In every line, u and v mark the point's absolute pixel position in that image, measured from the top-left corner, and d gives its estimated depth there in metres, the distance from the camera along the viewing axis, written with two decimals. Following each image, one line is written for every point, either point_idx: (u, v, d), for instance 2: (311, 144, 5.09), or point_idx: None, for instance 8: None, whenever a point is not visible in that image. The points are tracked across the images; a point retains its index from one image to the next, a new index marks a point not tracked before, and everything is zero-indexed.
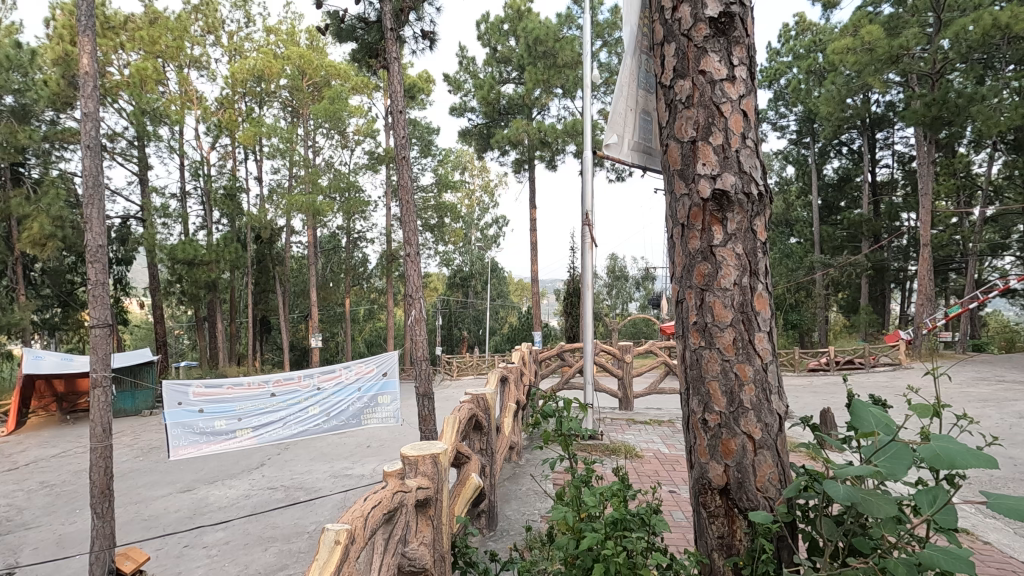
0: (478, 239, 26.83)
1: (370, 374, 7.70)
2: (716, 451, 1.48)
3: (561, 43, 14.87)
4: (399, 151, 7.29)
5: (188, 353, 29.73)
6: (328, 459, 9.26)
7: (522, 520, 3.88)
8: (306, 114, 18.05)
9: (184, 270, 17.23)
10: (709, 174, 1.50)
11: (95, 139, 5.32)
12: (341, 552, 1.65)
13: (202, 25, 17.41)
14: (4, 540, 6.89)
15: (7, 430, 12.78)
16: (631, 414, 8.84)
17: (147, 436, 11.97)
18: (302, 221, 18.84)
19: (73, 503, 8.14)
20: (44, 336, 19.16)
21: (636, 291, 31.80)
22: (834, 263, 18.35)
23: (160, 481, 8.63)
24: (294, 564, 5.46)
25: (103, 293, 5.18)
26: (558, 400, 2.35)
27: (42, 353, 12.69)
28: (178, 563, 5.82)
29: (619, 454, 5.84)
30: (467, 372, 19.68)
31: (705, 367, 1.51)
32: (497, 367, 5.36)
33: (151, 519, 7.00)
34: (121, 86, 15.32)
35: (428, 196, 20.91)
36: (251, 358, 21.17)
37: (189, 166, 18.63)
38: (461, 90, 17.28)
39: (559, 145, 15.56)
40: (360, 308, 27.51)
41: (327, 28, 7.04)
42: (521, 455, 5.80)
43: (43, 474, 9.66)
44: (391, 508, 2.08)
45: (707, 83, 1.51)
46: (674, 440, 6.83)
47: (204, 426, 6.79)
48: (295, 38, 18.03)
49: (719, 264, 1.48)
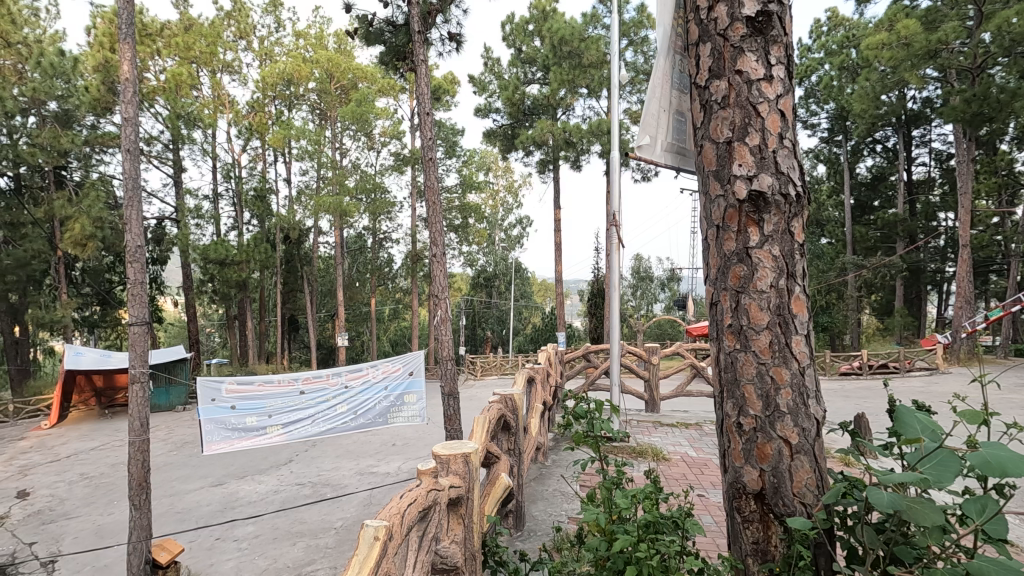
0: (503, 239, 26.92)
1: (396, 373, 7.75)
2: (751, 456, 1.46)
3: (587, 42, 14.78)
4: (427, 153, 7.33)
5: (219, 351, 30.49)
6: (354, 456, 9.39)
7: (550, 521, 3.89)
8: (334, 117, 18.35)
9: (217, 269, 17.70)
10: (744, 174, 1.48)
11: (134, 142, 5.49)
12: (381, 548, 1.68)
13: (234, 31, 17.85)
14: (46, 529, 7.17)
15: (49, 423, 13.30)
16: (657, 416, 8.76)
17: (181, 431, 12.32)
18: (329, 222, 19.12)
19: (111, 494, 8.44)
20: (85, 332, 19.91)
21: (661, 292, 31.54)
22: (867, 264, 17.93)
23: (192, 476, 8.87)
24: (321, 559, 5.56)
25: (142, 291, 5.34)
26: (589, 401, 2.33)
27: (82, 349, 13.22)
28: (210, 556, 5.98)
29: (646, 456, 5.81)
30: (491, 372, 19.74)
31: (739, 370, 1.50)
32: (524, 367, 5.39)
33: (184, 511, 7.20)
34: (158, 91, 15.86)
35: (453, 197, 21.09)
36: (280, 356, 21.63)
37: (221, 168, 19.12)
38: (486, 91, 17.34)
39: (584, 145, 15.46)
40: (385, 308, 27.89)
41: (355, 32, 7.15)
42: (548, 456, 5.82)
43: (82, 466, 10.02)
44: (426, 506, 2.12)
45: (744, 83, 1.50)
46: (702, 443, 6.76)
47: (236, 423, 6.97)
48: (323, 41, 18.34)
49: (755, 265, 1.46)
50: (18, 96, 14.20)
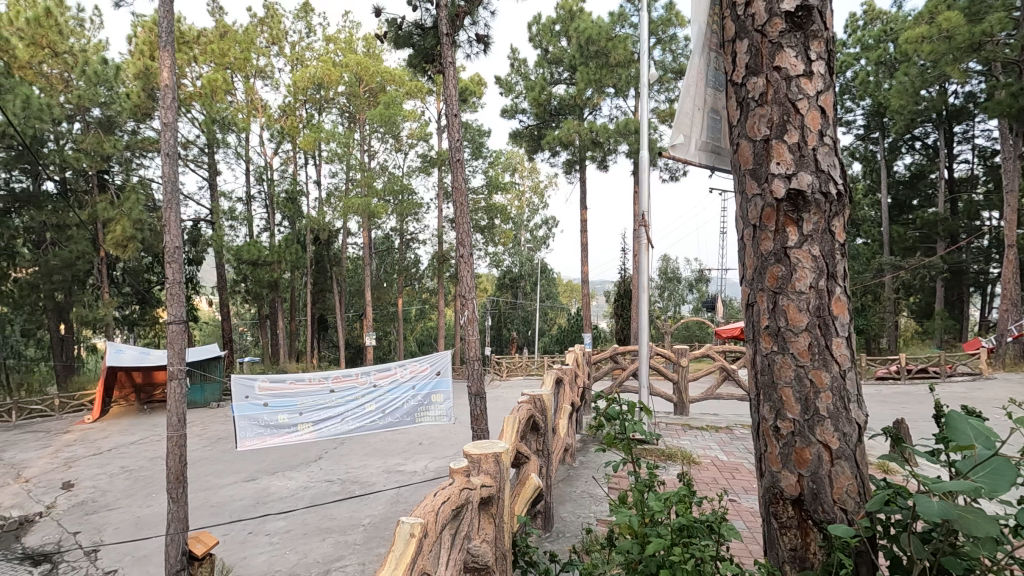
0: (528, 239, 26.92)
1: (424, 373, 7.81)
2: (789, 460, 1.43)
3: (614, 41, 14.65)
4: (454, 154, 7.38)
5: (251, 349, 31.26)
6: (381, 454, 9.52)
7: (579, 522, 3.88)
8: (363, 119, 18.65)
9: (250, 269, 18.13)
10: (783, 173, 1.45)
11: (173, 146, 5.68)
12: (416, 546, 1.70)
13: (267, 37, 18.28)
14: (89, 519, 7.46)
15: (92, 417, 13.84)
16: (687, 419, 8.66)
17: (215, 427, 12.68)
18: (358, 223, 19.40)
19: (149, 487, 8.73)
20: (125, 331, 20.66)
21: (689, 293, 31.10)
22: (905, 265, 17.40)
23: (225, 470, 9.12)
24: (350, 555, 5.64)
25: (179, 289, 5.51)
26: (621, 402, 2.32)
27: (123, 346, 13.75)
28: (243, 549, 6.13)
29: (676, 459, 5.75)
30: (516, 372, 19.77)
31: (776, 372, 1.46)
32: (553, 367, 5.38)
33: (218, 505, 7.40)
34: (194, 97, 16.39)
35: (479, 198, 21.18)
36: (310, 355, 22.10)
37: (254, 171, 19.64)
38: (512, 92, 17.36)
39: (610, 146, 15.32)
40: (412, 308, 28.21)
41: (385, 35, 7.24)
42: (575, 457, 5.80)
43: (123, 460, 10.40)
44: (459, 504, 2.14)
45: (783, 79, 1.46)
46: (733, 447, 6.66)
47: (269, 420, 7.14)
48: (353, 45, 18.65)
49: (794, 266, 1.43)
50: (64, 104, 14.81)
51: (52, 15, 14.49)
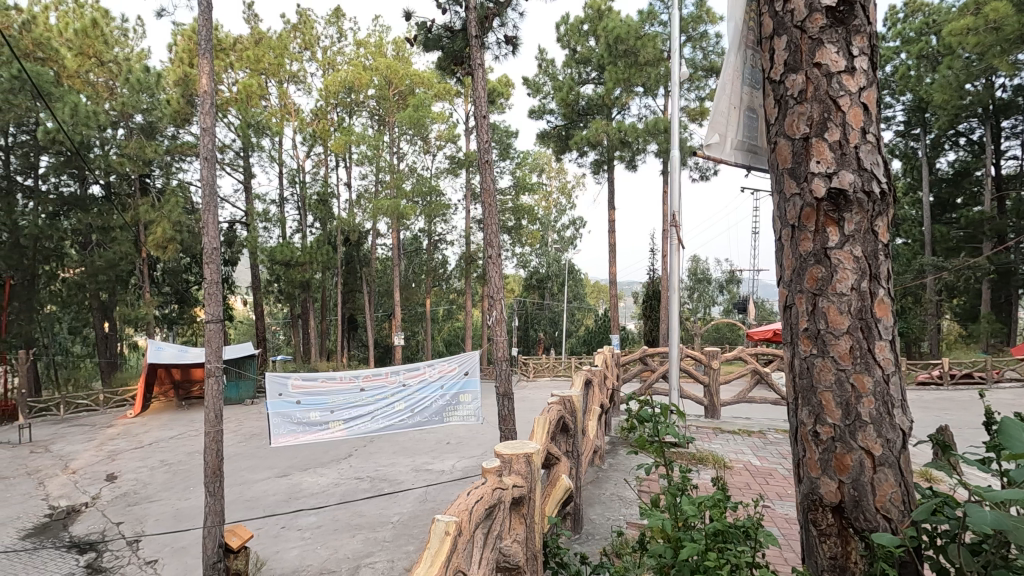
0: (556, 240, 26.85)
1: (452, 373, 7.87)
2: (829, 467, 1.39)
3: (643, 40, 14.51)
4: (483, 156, 7.41)
5: (283, 348, 31.99)
6: (409, 453, 9.62)
7: (609, 525, 3.85)
8: (392, 122, 18.89)
9: (283, 270, 18.52)
10: (823, 171, 1.41)
11: (211, 151, 5.85)
12: (451, 543, 1.73)
13: (299, 42, 18.68)
14: (132, 510, 7.75)
15: (134, 412, 14.37)
16: (718, 423, 8.51)
17: (249, 423, 13.02)
18: (387, 225, 19.66)
19: (187, 480, 9.02)
20: (165, 329, 21.39)
21: (719, 294, 30.53)
22: (948, 266, 16.76)
23: (259, 466, 9.35)
24: (379, 551, 5.73)
25: (217, 288, 5.68)
26: (654, 404, 2.29)
27: (163, 344, 14.25)
28: (276, 543, 6.28)
29: (707, 463, 5.67)
30: (544, 373, 19.74)
31: (816, 376, 1.43)
32: (582, 369, 5.35)
33: (253, 500, 7.60)
34: (231, 102, 16.89)
35: (506, 199, 21.21)
36: (340, 354, 22.48)
37: (286, 173, 20.12)
38: (540, 93, 17.33)
39: (639, 145, 15.14)
40: (439, 308, 28.45)
41: (415, 38, 7.31)
42: (604, 459, 5.76)
43: (162, 454, 10.77)
44: (491, 504, 2.16)
45: (823, 76, 1.43)
46: (766, 451, 6.52)
47: (301, 417, 7.29)
48: (383, 49, 18.92)
49: (835, 267, 1.39)
50: (109, 111, 15.41)
51: (98, 25, 15.10)
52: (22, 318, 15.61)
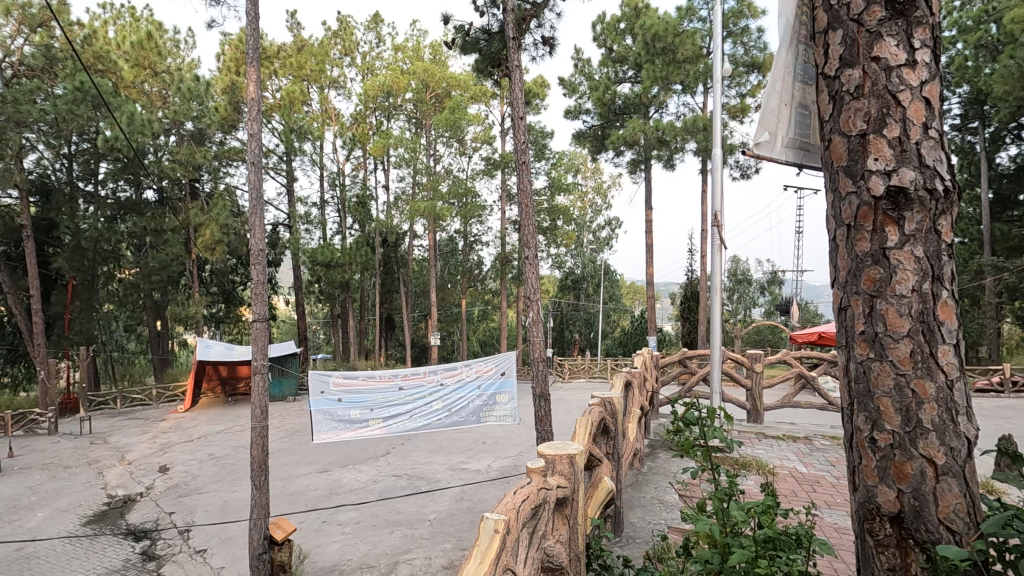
0: (591, 240, 26.70)
1: (489, 373, 7.92)
2: (887, 475, 1.35)
3: (682, 37, 14.25)
4: (520, 157, 7.42)
5: (324, 347, 32.86)
6: (446, 452, 9.72)
7: (650, 529, 3.82)
8: (429, 124, 19.15)
9: (323, 271, 18.97)
10: (881, 169, 1.37)
11: (258, 155, 6.05)
12: (500, 542, 1.79)
13: (340, 49, 19.14)
14: (183, 501, 8.10)
15: (184, 407, 15.01)
16: (761, 427, 8.29)
17: (292, 420, 13.42)
18: (424, 227, 19.90)
19: (233, 473, 9.36)
20: (213, 327, 22.27)
21: (760, 296, 29.72)
22: (1009, 267, 15.82)
23: (301, 462, 9.62)
24: (416, 548, 5.81)
25: (262, 290, 5.89)
26: (700, 407, 2.25)
27: (211, 342, 14.85)
28: (317, 537, 6.46)
29: (750, 468, 5.54)
30: (579, 374, 19.63)
31: (873, 381, 1.38)
32: (622, 371, 5.32)
33: (295, 494, 7.83)
34: (275, 108, 17.44)
35: (541, 200, 21.15)
36: (378, 353, 22.90)
37: (328, 177, 20.67)
38: (576, 93, 17.23)
39: (678, 143, 14.86)
40: (475, 309, 28.70)
41: (453, 42, 7.39)
42: (644, 463, 5.68)
43: (211, 447, 11.21)
44: (537, 504, 2.19)
45: (881, 70, 1.38)
46: (813, 458, 6.32)
47: (342, 415, 7.43)
48: (420, 53, 19.16)
49: (894, 268, 1.34)
50: (163, 119, 16.13)
51: (152, 38, 15.89)
52: (83, 317, 16.39)
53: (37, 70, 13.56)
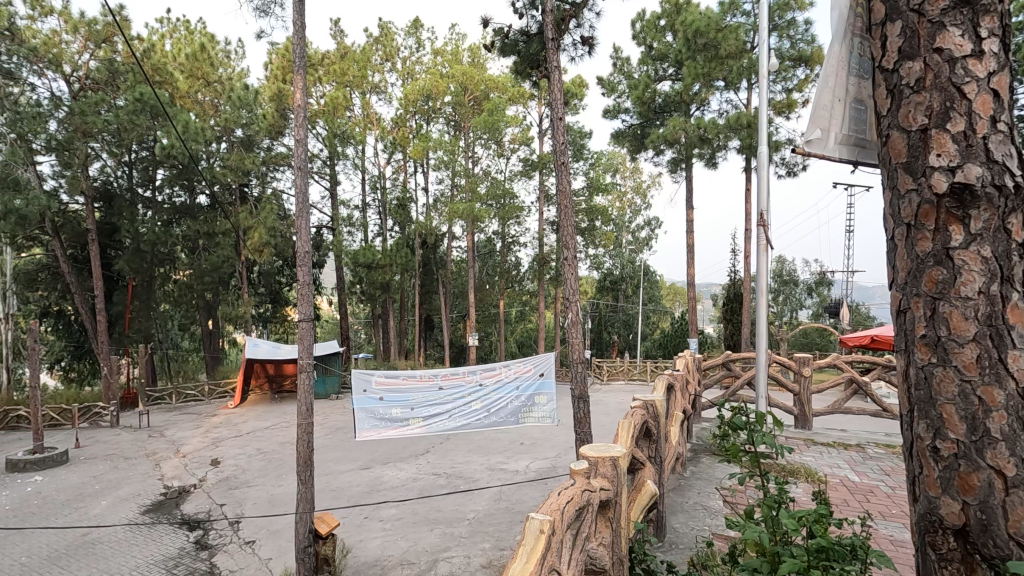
0: (631, 241, 26.43)
1: (528, 374, 7.94)
2: (951, 486, 1.29)
3: (725, 32, 13.90)
4: (559, 158, 7.39)
5: (365, 346, 33.64)
6: (485, 452, 9.79)
7: (694, 535, 3.75)
8: (467, 127, 19.37)
9: (365, 272, 19.41)
10: (945, 165, 1.30)
11: (304, 160, 6.24)
12: (545, 542, 1.81)
13: (382, 54, 19.55)
14: (233, 493, 8.44)
15: (234, 403, 15.64)
16: (809, 434, 8.01)
17: (335, 417, 13.77)
18: (462, 228, 20.08)
19: (280, 468, 9.70)
20: (260, 327, 23.11)
21: (807, 298, 28.70)
22: None
23: (344, 458, 9.87)
24: (455, 547, 5.87)
25: (307, 291, 6.07)
26: (748, 411, 2.21)
27: (258, 341, 15.42)
28: (359, 532, 6.61)
29: (798, 475, 5.37)
30: (618, 376, 19.44)
31: (936, 387, 1.32)
32: (664, 373, 5.24)
33: (338, 490, 8.04)
34: (319, 114, 17.98)
35: (580, 200, 21.03)
36: (417, 353, 23.26)
37: (369, 180, 21.18)
38: (615, 92, 17.04)
39: (720, 141, 14.51)
40: (513, 309, 28.84)
41: (493, 45, 7.44)
42: (686, 467, 5.57)
43: (259, 443, 11.63)
44: (581, 505, 2.19)
45: (945, 61, 1.32)
46: (866, 466, 6.06)
47: (384, 413, 7.56)
48: (459, 56, 19.35)
49: (959, 268, 1.28)
50: (215, 127, 16.85)
51: (206, 49, 16.64)
52: (141, 316, 17.28)
53: (101, 83, 14.34)
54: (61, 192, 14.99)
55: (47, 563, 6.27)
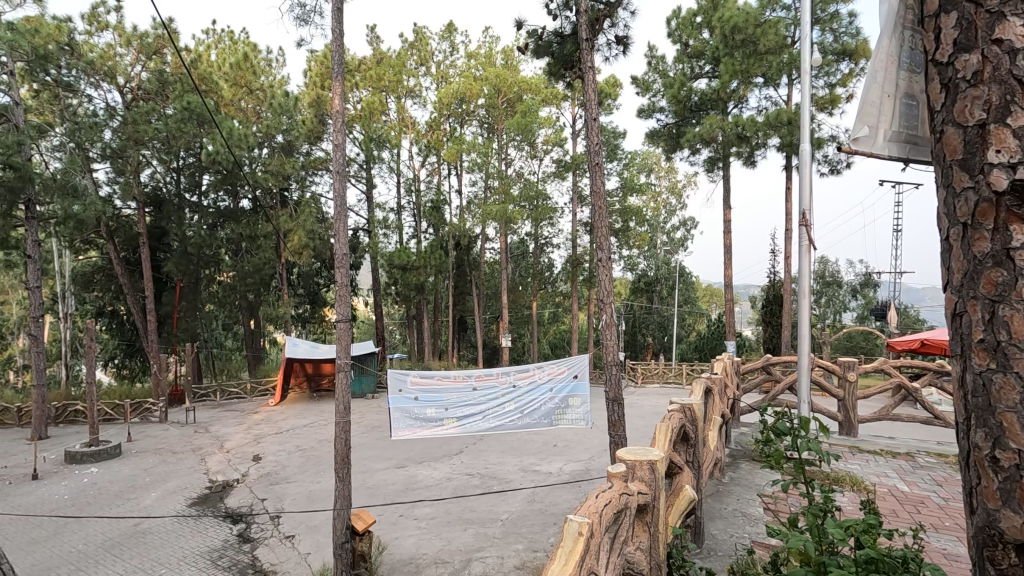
0: (665, 242, 26.11)
1: (562, 375, 7.93)
2: (1012, 499, 1.22)
3: (764, 27, 13.52)
4: (592, 158, 7.34)
5: (400, 347, 34.19)
6: (518, 453, 9.81)
7: (734, 542, 3.67)
8: (501, 129, 19.43)
9: (400, 273, 19.72)
10: (1005, 161, 1.24)
11: (342, 165, 6.38)
12: (584, 544, 1.82)
13: (416, 59, 19.83)
14: (274, 489, 8.69)
15: (274, 401, 16.11)
16: (855, 441, 7.73)
17: (371, 416, 14.04)
18: (496, 229, 20.13)
19: (318, 465, 9.94)
20: (300, 327, 23.75)
21: (852, 300, 27.70)
22: None
23: (379, 457, 10.05)
24: (489, 547, 5.89)
25: (345, 292, 6.21)
26: (792, 418, 2.16)
27: (298, 341, 15.86)
28: (395, 530, 6.72)
29: (843, 483, 5.19)
30: (652, 379, 19.18)
31: (994, 395, 1.26)
32: (702, 377, 5.15)
33: (374, 488, 8.19)
34: (356, 119, 18.38)
35: (614, 201, 20.81)
36: (450, 354, 23.48)
37: (404, 183, 21.52)
38: (650, 91, 16.81)
39: (759, 139, 14.14)
40: (546, 311, 28.82)
41: (526, 46, 7.45)
42: (725, 473, 5.45)
43: (298, 440, 11.95)
44: (619, 508, 2.18)
45: (1006, 53, 1.25)
46: (916, 476, 5.81)
47: (419, 412, 7.67)
48: (492, 59, 19.47)
49: (1021, 270, 1.21)
50: (257, 133, 17.41)
51: (248, 58, 17.21)
52: (188, 316, 18.00)
53: (152, 93, 15.01)
54: (115, 198, 15.75)
55: (102, 551, 6.58)
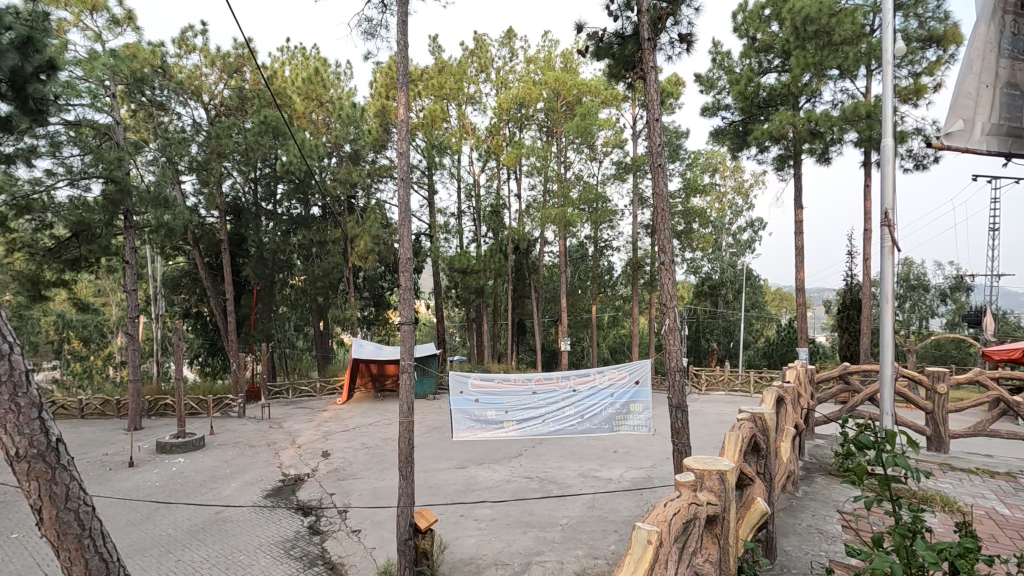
0: (730, 244, 25.24)
1: (623, 380, 7.79)
2: None
3: (839, 16, 12.68)
4: (654, 159, 7.19)
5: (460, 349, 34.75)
6: (578, 458, 9.74)
7: (810, 560, 3.49)
8: (559, 132, 19.40)
9: (460, 277, 20.03)
10: None
11: (405, 172, 6.57)
12: (653, 553, 1.78)
13: (477, 66, 20.15)
14: (342, 484, 9.06)
15: (341, 400, 16.79)
16: (946, 458, 7.14)
17: (432, 416, 14.35)
18: (554, 232, 20.00)
19: (382, 463, 10.28)
20: (365, 329, 24.66)
21: (941, 305, 25.64)
22: None
23: (441, 456, 10.27)
24: (548, 552, 5.87)
25: (409, 296, 6.39)
26: (877, 431, 2.04)
27: (364, 342, 16.47)
28: (456, 529, 6.83)
29: (934, 504, 4.82)
30: (717, 387, 18.50)
31: None
32: (773, 386, 4.94)
33: (435, 487, 8.36)
34: (419, 127, 18.89)
35: (676, 202, 20.29)
36: (509, 356, 23.64)
37: (465, 188, 21.88)
38: (714, 88, 16.28)
39: (833, 135, 13.39)
40: (605, 315, 28.46)
41: (587, 49, 7.41)
42: (799, 487, 5.18)
43: (363, 438, 12.40)
44: (688, 518, 2.14)
45: None
46: (1018, 498, 5.31)
47: (479, 414, 7.78)
48: (552, 62, 19.46)
49: None
50: (326, 143, 18.21)
51: (319, 72, 18.13)
52: (264, 317, 19.10)
53: (232, 109, 16.08)
54: (200, 208, 16.95)
55: (187, 536, 7.08)
